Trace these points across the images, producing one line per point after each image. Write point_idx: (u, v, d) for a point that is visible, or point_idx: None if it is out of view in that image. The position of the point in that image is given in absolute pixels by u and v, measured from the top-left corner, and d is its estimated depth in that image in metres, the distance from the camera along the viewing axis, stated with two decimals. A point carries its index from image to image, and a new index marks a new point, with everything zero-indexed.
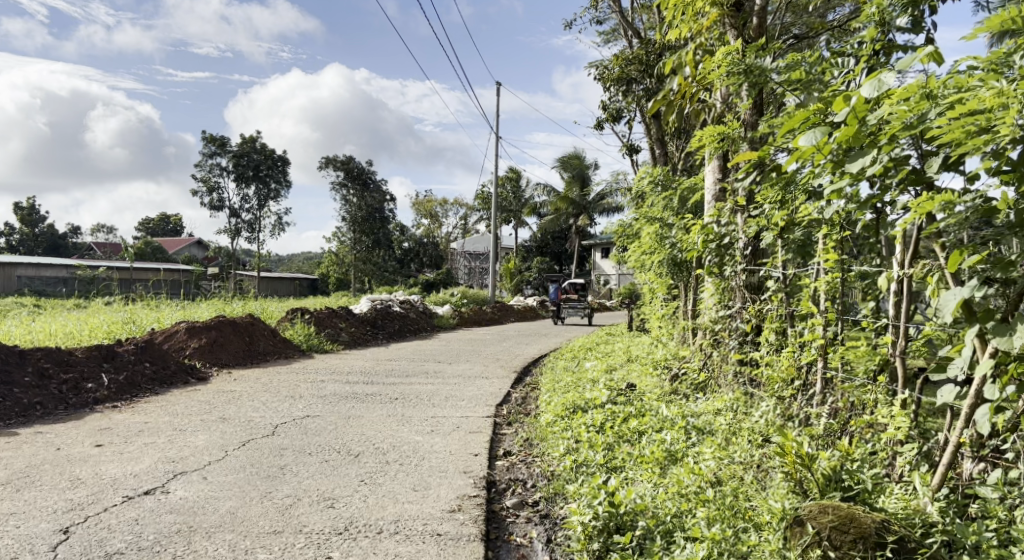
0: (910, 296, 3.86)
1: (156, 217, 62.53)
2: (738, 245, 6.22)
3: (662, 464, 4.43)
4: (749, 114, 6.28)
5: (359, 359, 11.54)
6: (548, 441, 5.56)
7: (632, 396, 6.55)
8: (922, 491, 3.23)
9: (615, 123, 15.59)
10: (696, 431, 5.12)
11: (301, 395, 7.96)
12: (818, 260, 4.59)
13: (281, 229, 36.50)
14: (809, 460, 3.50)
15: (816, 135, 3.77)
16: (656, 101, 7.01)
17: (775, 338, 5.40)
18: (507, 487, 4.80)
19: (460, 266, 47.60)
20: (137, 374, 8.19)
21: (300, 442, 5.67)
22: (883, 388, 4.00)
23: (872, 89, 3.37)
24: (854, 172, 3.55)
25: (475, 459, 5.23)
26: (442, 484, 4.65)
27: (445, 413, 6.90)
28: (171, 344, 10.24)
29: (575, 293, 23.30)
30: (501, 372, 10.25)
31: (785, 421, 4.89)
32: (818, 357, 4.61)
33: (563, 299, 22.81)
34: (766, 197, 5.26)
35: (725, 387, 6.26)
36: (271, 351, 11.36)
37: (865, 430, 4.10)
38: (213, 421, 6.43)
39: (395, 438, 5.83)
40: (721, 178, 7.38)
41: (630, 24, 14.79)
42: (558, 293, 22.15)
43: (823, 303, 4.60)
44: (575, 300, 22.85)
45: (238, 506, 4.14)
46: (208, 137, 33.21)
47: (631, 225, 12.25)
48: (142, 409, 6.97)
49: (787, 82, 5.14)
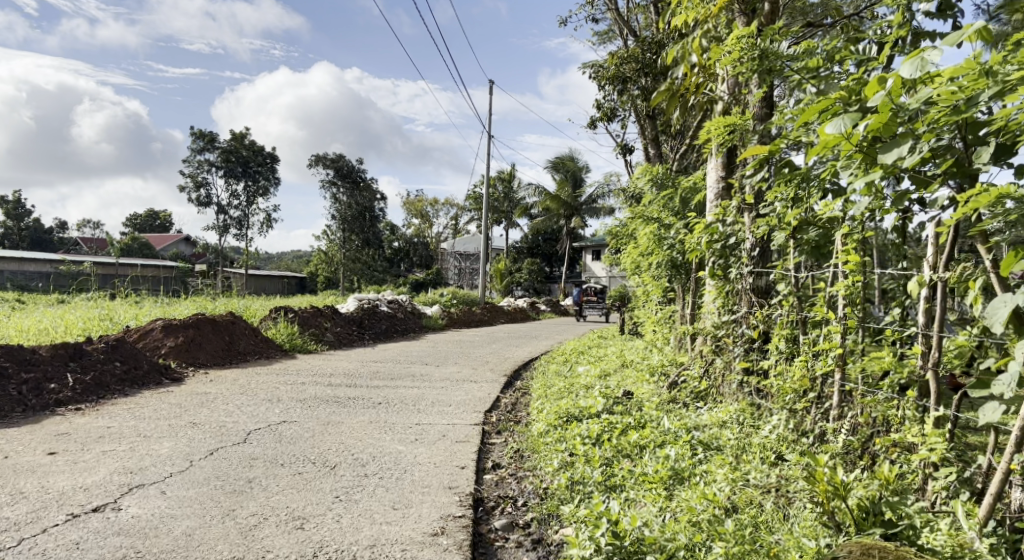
0: (944, 300, 3.48)
1: (144, 213, 61.52)
2: (745, 246, 5.83)
3: (668, 484, 4.04)
4: (760, 106, 5.90)
5: (343, 360, 11.11)
6: (540, 454, 5.16)
7: (630, 405, 6.14)
8: (968, 524, 2.87)
9: (609, 122, 15.24)
10: (702, 446, 4.72)
11: (279, 398, 7.52)
12: (838, 263, 4.23)
13: (269, 226, 35.90)
14: (839, 488, 3.12)
15: (843, 123, 3.41)
16: (661, 93, 6.62)
17: (785, 346, 5.01)
18: (496, 505, 4.40)
19: (451, 266, 47.12)
20: (105, 374, 7.73)
21: (273, 452, 5.24)
22: (911, 402, 3.63)
23: (914, 69, 2.99)
24: (888, 164, 3.20)
25: (461, 473, 4.82)
26: (425, 502, 4.25)
27: (430, 420, 6.48)
28: (146, 343, 9.76)
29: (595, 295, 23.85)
30: (491, 375, 9.84)
31: (799, 436, 4.54)
32: (836, 367, 4.29)
33: (581, 298, 23.60)
34: (780, 194, 4.88)
35: (729, 397, 5.87)
36: (251, 351, 10.91)
37: (891, 450, 3.75)
38: (182, 426, 6.00)
39: (375, 448, 5.42)
40: (725, 175, 6.98)
41: (625, 22, 14.48)
42: (581, 296, 23.58)
43: (842, 309, 4.24)
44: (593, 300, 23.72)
45: (197, 527, 3.75)
46: (196, 132, 32.68)
47: (626, 225, 11.88)
48: (106, 412, 6.52)
49: (803, 70, 4.78)
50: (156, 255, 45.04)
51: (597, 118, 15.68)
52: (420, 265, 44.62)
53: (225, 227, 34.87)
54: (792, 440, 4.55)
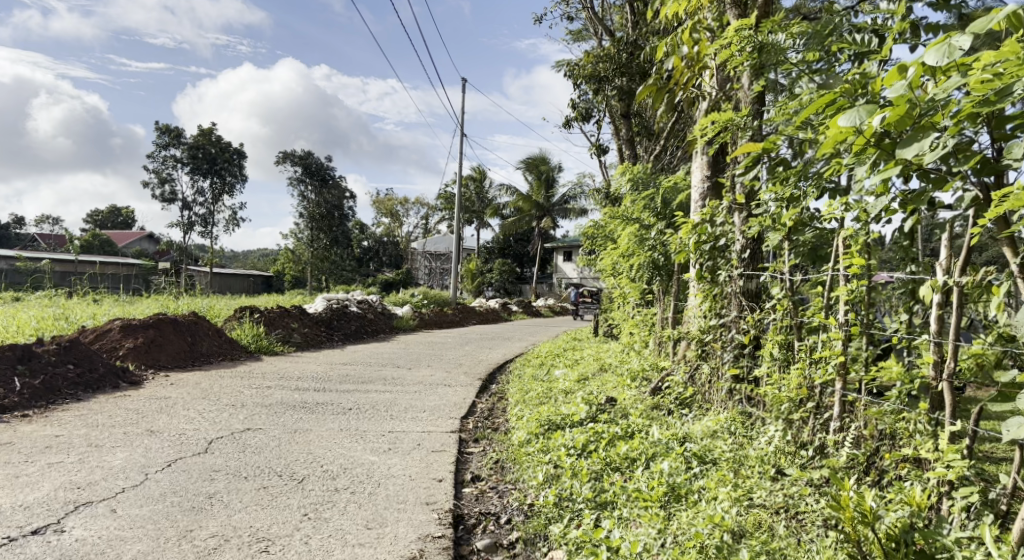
0: (961, 306, 3.27)
1: (107, 209, 59.64)
2: (735, 247, 5.62)
3: (664, 503, 3.82)
4: (753, 101, 5.63)
5: (311, 362, 10.71)
6: (522, 467, 4.88)
7: (614, 413, 5.86)
8: (997, 553, 2.65)
9: (584, 122, 15.06)
10: (697, 460, 4.45)
11: (243, 403, 7.13)
12: (841, 267, 4.02)
13: (235, 224, 35.12)
14: (868, 514, 2.89)
15: (857, 113, 3.16)
16: (647, 87, 6.31)
17: (780, 353, 4.75)
18: (477, 523, 4.13)
19: (421, 266, 46.44)
20: (57, 378, 7.28)
21: (236, 463, 4.88)
22: (925, 414, 3.40)
23: (940, 55, 2.75)
24: (907, 160, 2.98)
25: (439, 486, 4.52)
26: (401, 520, 3.96)
27: (404, 428, 6.15)
28: (102, 344, 9.31)
29: (589, 298, 23.50)
30: (465, 379, 9.55)
31: (796, 449, 4.31)
32: (837, 376, 4.07)
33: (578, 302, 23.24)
34: (774, 193, 4.67)
35: (718, 405, 5.62)
36: (214, 353, 10.47)
37: (902, 466, 3.53)
38: (138, 434, 5.60)
39: (345, 459, 5.08)
40: (710, 174, 6.81)
41: (601, 22, 14.33)
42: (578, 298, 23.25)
43: (843, 315, 4.03)
44: (589, 304, 23.39)
45: (149, 552, 3.42)
46: (162, 128, 31.91)
47: (602, 226, 11.66)
48: (55, 419, 6.09)
49: (804, 62, 4.56)
50: (116, 251, 43.86)
51: (572, 118, 15.50)
52: (389, 264, 44.15)
53: (190, 224, 34.08)
54: (789, 453, 4.30)
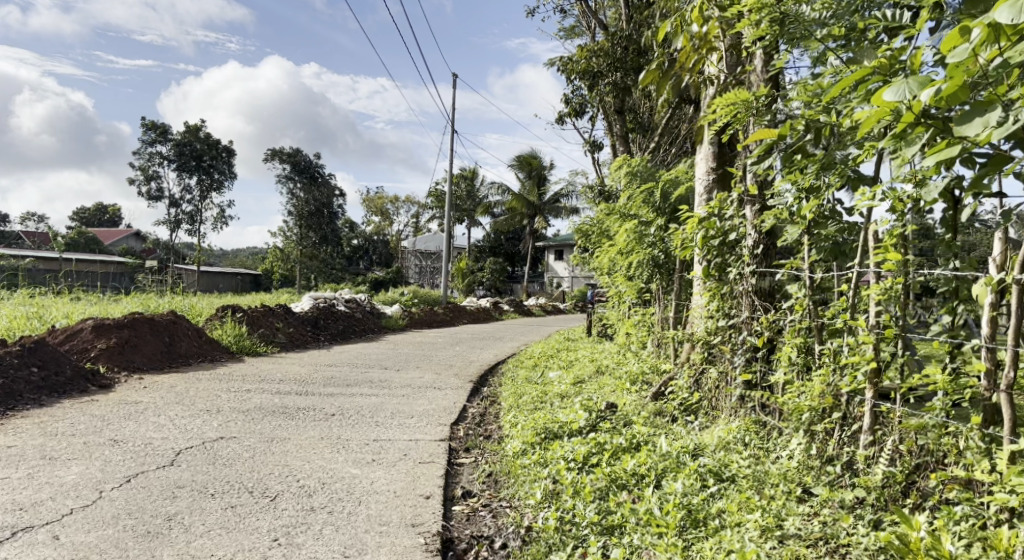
0: (1022, 306, 2.86)
1: (93, 206, 58.87)
2: (747, 242, 5.16)
3: (680, 529, 3.44)
4: (767, 84, 5.18)
5: (294, 363, 10.24)
6: (518, 481, 4.47)
7: (616, 421, 5.44)
8: None
9: (577, 118, 14.65)
10: (713, 477, 4.05)
11: (219, 409, 6.66)
12: (873, 262, 3.59)
13: (223, 222, 34.49)
14: None
15: (905, 84, 2.71)
16: (649, 73, 5.76)
17: (799, 358, 4.32)
18: (469, 549, 3.71)
19: (409, 265, 44.90)
20: (18, 382, 6.81)
21: (203, 478, 4.43)
22: (977, 429, 3.01)
23: (1016, 12, 2.32)
24: (969, 138, 2.57)
25: (426, 504, 4.09)
26: (383, 546, 3.53)
27: (389, 436, 5.70)
28: (73, 345, 8.84)
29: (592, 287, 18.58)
30: (455, 381, 9.12)
31: (821, 464, 3.92)
32: (868, 385, 3.66)
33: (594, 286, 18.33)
34: (794, 182, 4.24)
35: (727, 413, 5.20)
36: (193, 353, 9.98)
37: (949, 487, 3.13)
38: (100, 444, 5.15)
39: (324, 472, 4.64)
40: (715, 166, 6.41)
41: (594, 16, 13.88)
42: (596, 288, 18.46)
43: (876, 318, 3.61)
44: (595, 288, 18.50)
45: None
46: (149, 124, 31.27)
47: (597, 222, 11.23)
48: (12, 427, 5.61)
49: (832, 37, 4.09)
50: (102, 248, 43.16)
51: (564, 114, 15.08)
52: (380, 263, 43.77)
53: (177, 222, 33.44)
54: (814, 469, 3.90)
